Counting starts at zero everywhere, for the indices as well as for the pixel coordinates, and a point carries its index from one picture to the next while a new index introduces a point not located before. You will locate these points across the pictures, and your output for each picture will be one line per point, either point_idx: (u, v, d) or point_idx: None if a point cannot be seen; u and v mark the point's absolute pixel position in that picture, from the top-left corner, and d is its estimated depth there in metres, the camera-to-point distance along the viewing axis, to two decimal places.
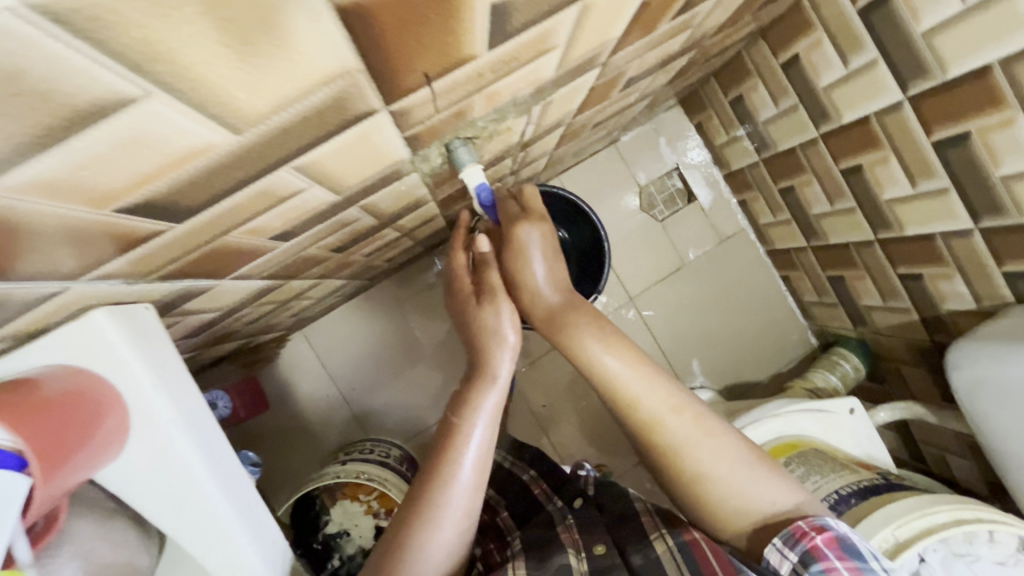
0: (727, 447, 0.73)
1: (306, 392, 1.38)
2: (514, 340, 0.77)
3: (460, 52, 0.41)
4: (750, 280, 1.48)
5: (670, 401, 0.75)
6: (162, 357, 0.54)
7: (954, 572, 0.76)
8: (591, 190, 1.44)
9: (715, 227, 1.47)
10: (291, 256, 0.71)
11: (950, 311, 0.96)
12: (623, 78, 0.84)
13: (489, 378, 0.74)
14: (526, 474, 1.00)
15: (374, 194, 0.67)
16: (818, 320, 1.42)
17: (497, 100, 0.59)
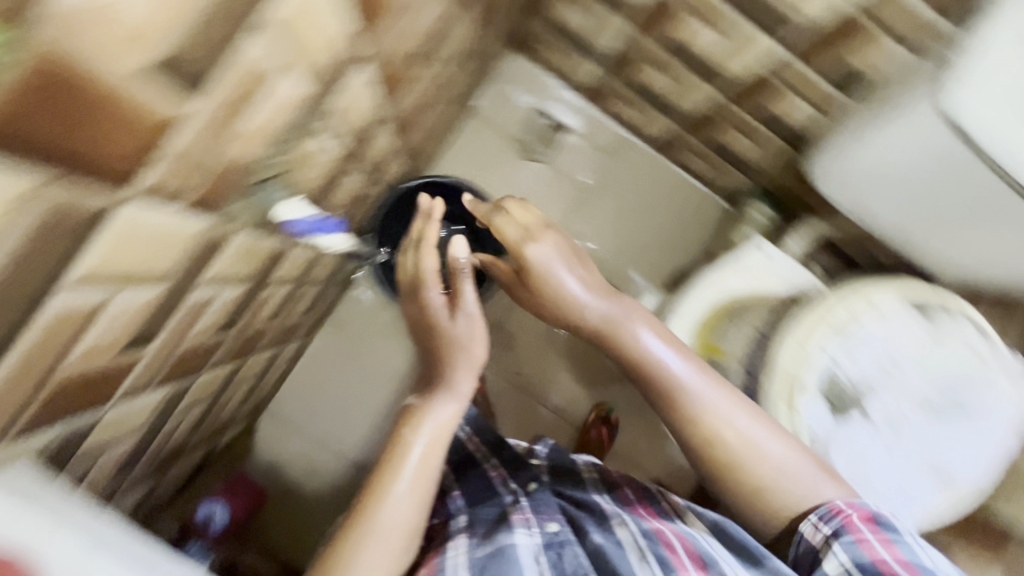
0: (751, 430, 0.87)
1: (299, 456, 1.46)
2: (477, 355, 0.93)
3: (149, 112, 0.36)
4: (659, 182, 1.55)
5: (697, 386, 0.89)
6: (50, 504, 0.56)
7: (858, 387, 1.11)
8: (480, 165, 1.51)
9: (598, 147, 1.52)
10: (171, 353, 0.67)
11: (887, 155, 1.02)
12: (403, 66, 0.80)
13: (447, 390, 0.90)
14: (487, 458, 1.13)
15: (208, 263, 0.60)
16: (716, 180, 1.49)
17: (250, 140, 0.50)
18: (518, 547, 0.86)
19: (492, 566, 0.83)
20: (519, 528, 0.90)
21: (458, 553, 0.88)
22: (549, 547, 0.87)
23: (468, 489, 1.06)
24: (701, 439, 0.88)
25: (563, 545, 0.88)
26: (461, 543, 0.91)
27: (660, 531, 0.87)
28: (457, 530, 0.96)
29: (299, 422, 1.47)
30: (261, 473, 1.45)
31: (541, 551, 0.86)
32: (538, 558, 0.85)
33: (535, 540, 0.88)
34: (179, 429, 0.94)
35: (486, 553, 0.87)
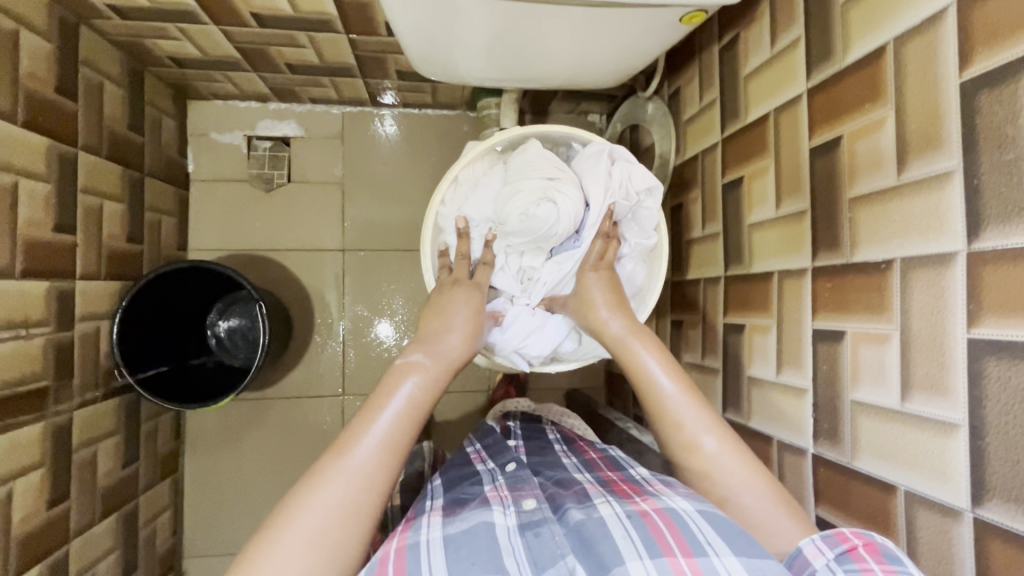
0: (795, 350, 0.68)
1: (231, 526, 1.29)
2: (629, 337, 0.70)
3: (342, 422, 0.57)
4: (445, 155, 1.38)
5: (779, 356, 0.71)
6: None
7: (742, 324, 0.80)
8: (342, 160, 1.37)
9: (443, 138, 1.38)
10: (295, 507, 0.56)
11: (743, 138, 0.80)
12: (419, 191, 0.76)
13: (677, 367, 0.67)
14: (551, 440, 0.85)
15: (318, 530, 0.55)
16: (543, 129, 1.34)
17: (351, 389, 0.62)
18: (575, 526, 0.56)
19: (535, 536, 0.56)
20: (571, 504, 0.61)
21: (484, 512, 0.59)
22: (632, 514, 0.56)
23: (527, 433, 0.89)
24: (680, 440, 0.62)
25: (643, 513, 0.55)
26: (495, 502, 0.63)
27: (647, 512, 0.56)
28: (483, 473, 0.72)
29: (215, 467, 1.29)
30: (192, 531, 1.27)
31: (623, 517, 0.55)
32: (621, 523, 0.54)
33: (613, 509, 0.58)
34: (26, 518, 0.80)
35: (522, 523, 0.59)
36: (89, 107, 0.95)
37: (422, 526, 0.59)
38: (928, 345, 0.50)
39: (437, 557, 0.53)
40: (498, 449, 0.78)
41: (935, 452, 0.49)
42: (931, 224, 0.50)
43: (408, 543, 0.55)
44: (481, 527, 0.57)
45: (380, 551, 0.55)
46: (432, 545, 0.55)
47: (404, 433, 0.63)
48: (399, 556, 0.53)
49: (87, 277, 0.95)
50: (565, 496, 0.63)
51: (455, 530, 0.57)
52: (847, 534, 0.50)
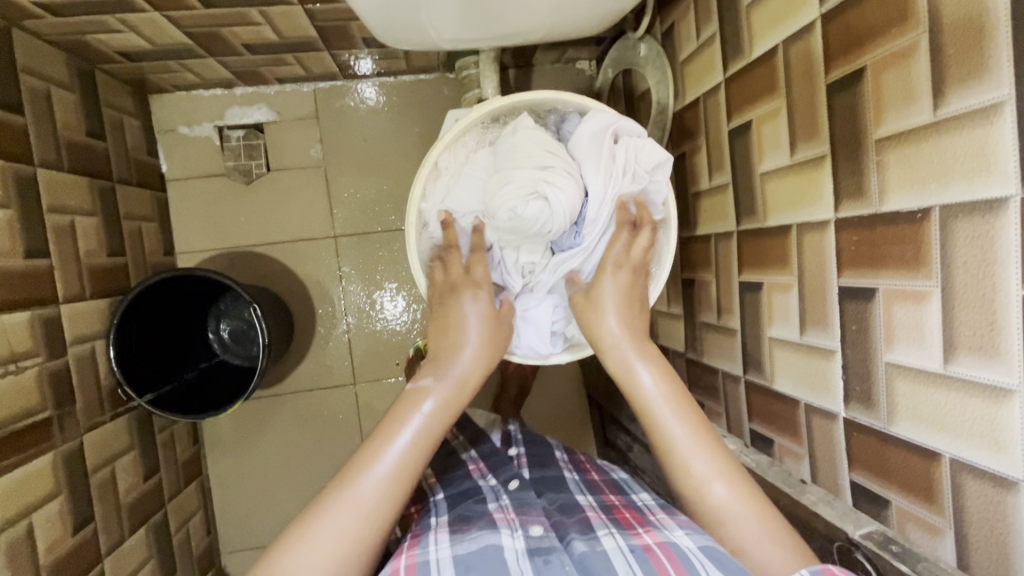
0: (818, 309, 0.63)
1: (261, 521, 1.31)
2: (641, 349, 0.69)
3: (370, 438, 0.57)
4: (428, 123, 1.30)
5: (802, 315, 0.66)
6: None
7: (759, 282, 0.75)
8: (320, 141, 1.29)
9: (424, 106, 1.29)
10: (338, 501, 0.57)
11: (749, 77, 0.72)
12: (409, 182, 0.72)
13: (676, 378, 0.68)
14: (552, 450, 0.86)
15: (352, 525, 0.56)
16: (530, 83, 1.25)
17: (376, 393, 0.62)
18: (580, 558, 0.59)
19: (545, 563, 0.58)
20: (575, 535, 0.63)
21: (492, 534, 0.62)
22: (635, 548, 0.58)
23: (529, 437, 0.89)
24: (677, 474, 0.62)
25: (646, 547, 0.58)
26: (501, 524, 0.65)
27: (649, 547, 0.58)
28: (485, 489, 0.74)
29: (237, 466, 1.30)
30: (224, 528, 1.30)
31: (625, 552, 0.58)
32: (625, 559, 0.57)
33: (616, 542, 0.60)
34: (51, 548, 0.80)
35: (530, 548, 0.61)
36: (39, 118, 0.88)
37: (431, 543, 0.61)
38: (976, 303, 0.44)
39: (448, 575, 0.56)
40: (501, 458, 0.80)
41: (985, 419, 0.45)
42: (975, 165, 0.43)
43: (418, 561, 0.58)
44: (491, 550, 0.59)
45: (390, 563, 0.59)
46: (443, 564, 0.58)
47: (428, 436, 0.62)
48: (410, 570, 0.57)
49: (72, 299, 0.91)
50: (570, 526, 0.66)
51: (465, 550, 0.60)
52: (835, 571, 0.47)
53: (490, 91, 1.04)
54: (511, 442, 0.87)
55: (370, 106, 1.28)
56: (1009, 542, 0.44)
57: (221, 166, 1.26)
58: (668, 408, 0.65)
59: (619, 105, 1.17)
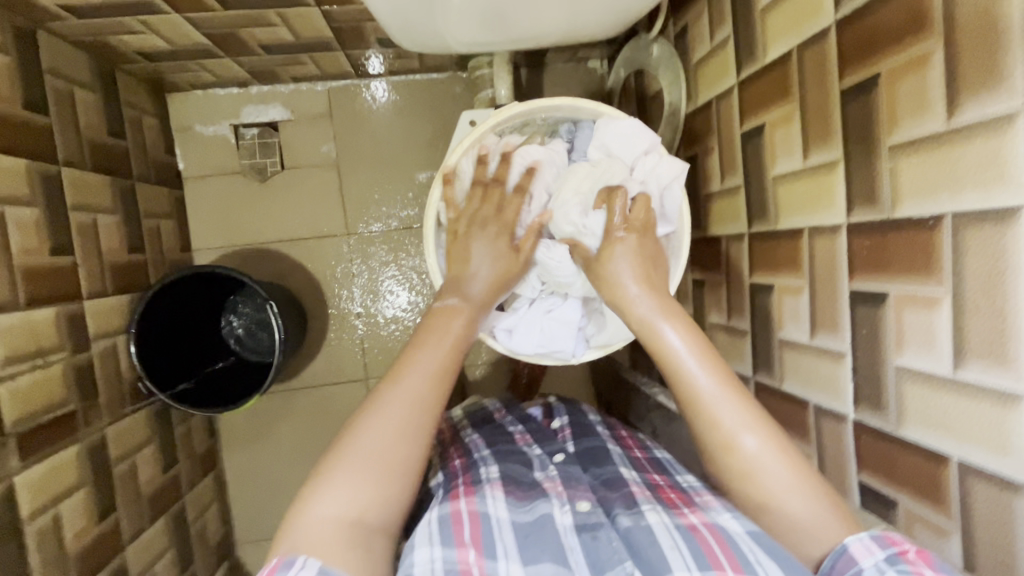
0: (828, 312, 0.64)
1: (272, 514, 1.33)
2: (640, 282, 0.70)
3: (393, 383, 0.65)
4: (440, 121, 1.31)
5: (814, 317, 0.67)
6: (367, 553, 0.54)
7: (769, 286, 0.76)
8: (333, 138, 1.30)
9: (436, 104, 1.30)
10: (351, 449, 0.60)
11: (760, 82, 0.73)
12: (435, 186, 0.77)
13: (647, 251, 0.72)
14: (588, 418, 0.88)
15: (365, 457, 0.60)
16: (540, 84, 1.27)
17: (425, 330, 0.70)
18: (626, 532, 0.62)
19: (593, 539, 0.61)
20: (620, 510, 0.66)
21: (544, 504, 0.64)
22: (681, 526, 0.60)
23: (570, 409, 0.91)
24: (683, 395, 0.64)
25: (692, 527, 0.60)
26: (552, 494, 0.67)
27: (695, 526, 0.60)
28: (533, 459, 0.76)
29: (251, 458, 1.33)
30: (239, 520, 1.33)
31: (671, 528, 0.60)
32: (669, 534, 0.59)
33: (661, 518, 0.63)
34: (75, 537, 0.82)
35: (579, 523, 0.63)
36: (63, 119, 0.90)
37: (488, 497, 0.65)
38: (986, 310, 0.45)
39: (506, 538, 0.60)
40: (546, 437, 0.83)
41: (992, 424, 0.46)
42: (988, 175, 0.44)
43: (478, 515, 0.62)
44: (547, 519, 0.62)
45: (450, 506, 0.63)
46: (502, 524, 0.61)
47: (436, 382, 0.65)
48: (473, 519, 0.61)
49: (94, 296, 0.93)
50: (615, 501, 0.68)
51: (522, 517, 0.63)
52: (898, 539, 0.51)
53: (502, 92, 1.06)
54: (554, 416, 0.90)
55: (383, 105, 1.29)
56: (1014, 545, 0.45)
57: (238, 164, 1.27)
58: (670, 325, 0.67)
59: (630, 103, 1.17)
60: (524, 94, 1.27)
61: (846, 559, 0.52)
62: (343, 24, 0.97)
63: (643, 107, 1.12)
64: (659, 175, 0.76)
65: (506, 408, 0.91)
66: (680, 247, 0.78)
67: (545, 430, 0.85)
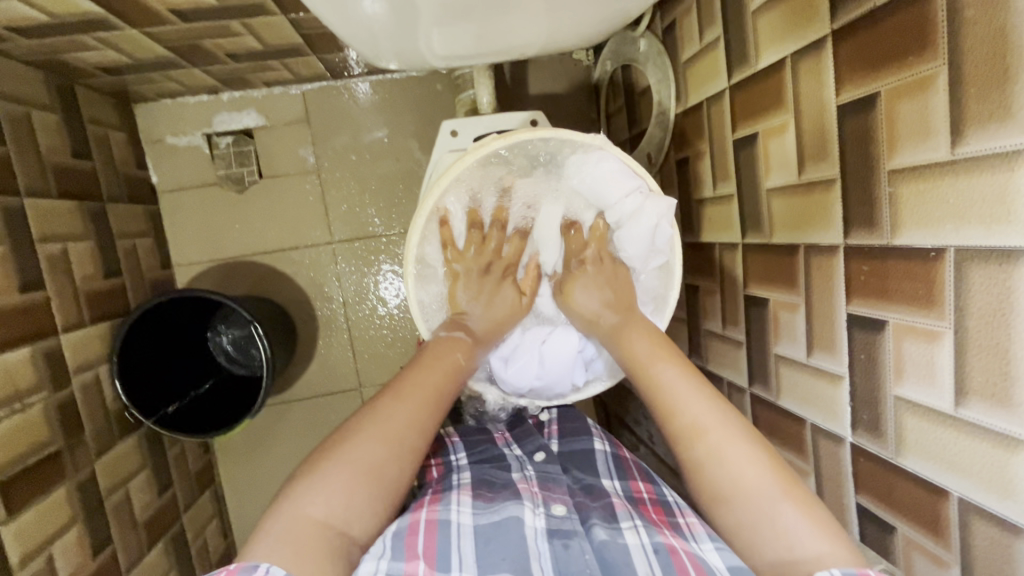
0: (825, 333, 0.62)
1: None
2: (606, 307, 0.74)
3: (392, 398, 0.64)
4: (422, 122, 1.26)
5: (811, 336, 0.65)
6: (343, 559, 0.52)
7: (764, 300, 0.74)
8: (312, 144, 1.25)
9: (417, 103, 1.25)
10: (342, 457, 0.57)
11: (752, 90, 0.70)
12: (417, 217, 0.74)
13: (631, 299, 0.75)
14: (586, 419, 0.86)
15: (354, 468, 0.57)
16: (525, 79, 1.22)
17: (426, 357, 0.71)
18: (601, 547, 0.60)
19: (565, 547, 0.60)
20: (598, 521, 0.65)
21: (515, 507, 0.63)
22: (659, 548, 0.58)
23: (562, 410, 0.88)
24: (662, 408, 0.63)
25: (670, 548, 0.58)
26: (526, 497, 0.67)
27: (676, 548, 0.58)
28: (511, 458, 0.77)
29: (248, 472, 1.32)
30: (240, 532, 1.33)
31: (648, 551, 0.58)
32: (646, 558, 0.58)
33: (639, 538, 0.61)
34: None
35: (550, 528, 0.63)
36: (21, 145, 0.85)
37: (453, 504, 0.64)
38: (990, 349, 0.44)
39: (466, 545, 0.59)
40: (525, 432, 0.81)
41: (993, 464, 0.45)
42: (993, 211, 0.42)
43: (438, 520, 0.61)
44: (512, 523, 0.61)
45: (409, 516, 0.61)
46: (463, 531, 0.60)
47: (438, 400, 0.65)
48: (429, 529, 0.60)
49: (71, 328, 0.90)
50: (593, 509, 0.67)
51: (486, 521, 0.62)
52: (869, 574, 0.44)
53: (485, 98, 1.00)
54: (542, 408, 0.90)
55: (362, 106, 1.24)
56: None
57: (213, 175, 1.23)
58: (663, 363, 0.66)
59: (618, 98, 1.13)
60: (507, 90, 1.22)
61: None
62: (314, 31, 0.92)
63: (632, 104, 1.07)
64: (645, 222, 0.74)
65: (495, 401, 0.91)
66: (671, 282, 0.77)
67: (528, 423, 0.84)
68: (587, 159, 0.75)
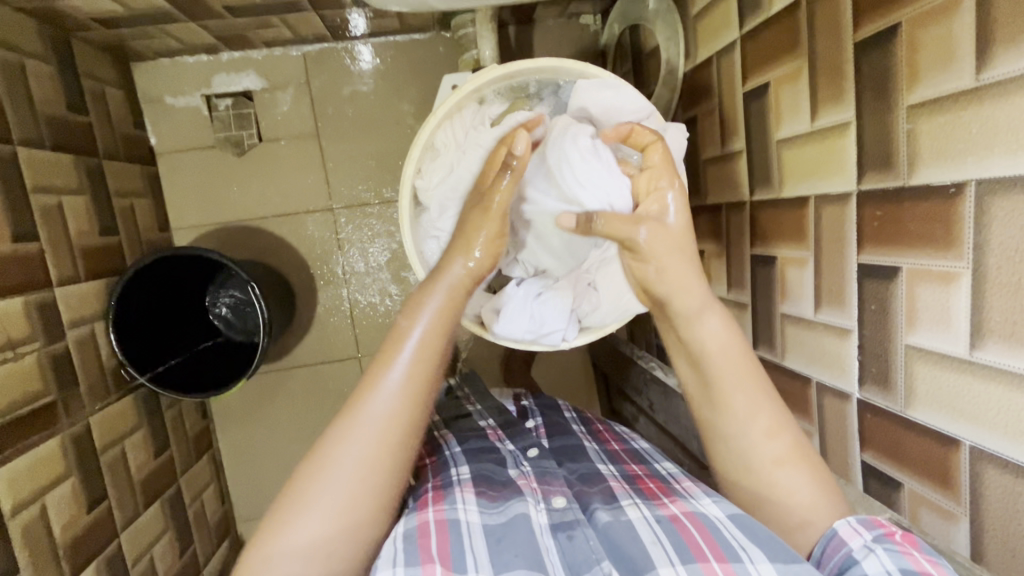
0: (835, 285, 0.60)
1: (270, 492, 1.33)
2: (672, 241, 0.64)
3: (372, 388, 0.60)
4: (424, 86, 1.23)
5: (819, 290, 0.63)
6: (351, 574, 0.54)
7: (771, 258, 0.72)
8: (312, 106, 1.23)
9: (420, 67, 1.23)
10: (329, 467, 0.57)
11: (765, 36, 0.67)
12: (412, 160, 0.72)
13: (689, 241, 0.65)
14: (569, 421, 0.86)
15: (343, 477, 0.56)
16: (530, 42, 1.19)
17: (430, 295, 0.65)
18: (604, 529, 0.60)
19: (569, 538, 0.59)
20: (599, 505, 0.64)
21: (519, 504, 0.63)
22: (662, 519, 0.59)
23: (545, 409, 0.89)
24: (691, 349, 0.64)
25: (672, 518, 0.58)
26: (527, 494, 0.67)
27: (677, 517, 0.59)
28: (506, 453, 0.76)
29: (246, 438, 1.32)
30: (238, 498, 1.33)
31: (652, 523, 0.58)
32: (651, 529, 0.57)
33: (642, 512, 0.61)
34: (65, 527, 0.81)
35: (553, 523, 0.62)
36: (14, 93, 0.84)
37: (459, 502, 0.63)
38: (1011, 287, 0.41)
39: (477, 542, 0.58)
40: (516, 429, 0.81)
41: (1010, 409, 0.43)
42: (1020, 138, 0.39)
43: (446, 518, 0.60)
44: (520, 520, 0.60)
45: (417, 518, 0.60)
46: (472, 529, 0.60)
47: (399, 412, 0.59)
48: (440, 528, 0.58)
49: (66, 282, 0.89)
50: (593, 495, 0.66)
51: (494, 520, 0.61)
52: (886, 521, 0.52)
53: (488, 52, 0.98)
54: (528, 416, 0.88)
55: (363, 69, 1.22)
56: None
57: (211, 136, 1.21)
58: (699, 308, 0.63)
59: (625, 60, 1.10)
60: (512, 54, 1.19)
61: (837, 542, 0.53)
62: None
63: (639, 65, 1.05)
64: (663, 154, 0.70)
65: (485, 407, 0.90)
66: (676, 224, 0.75)
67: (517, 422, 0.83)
68: (600, 83, 0.71)
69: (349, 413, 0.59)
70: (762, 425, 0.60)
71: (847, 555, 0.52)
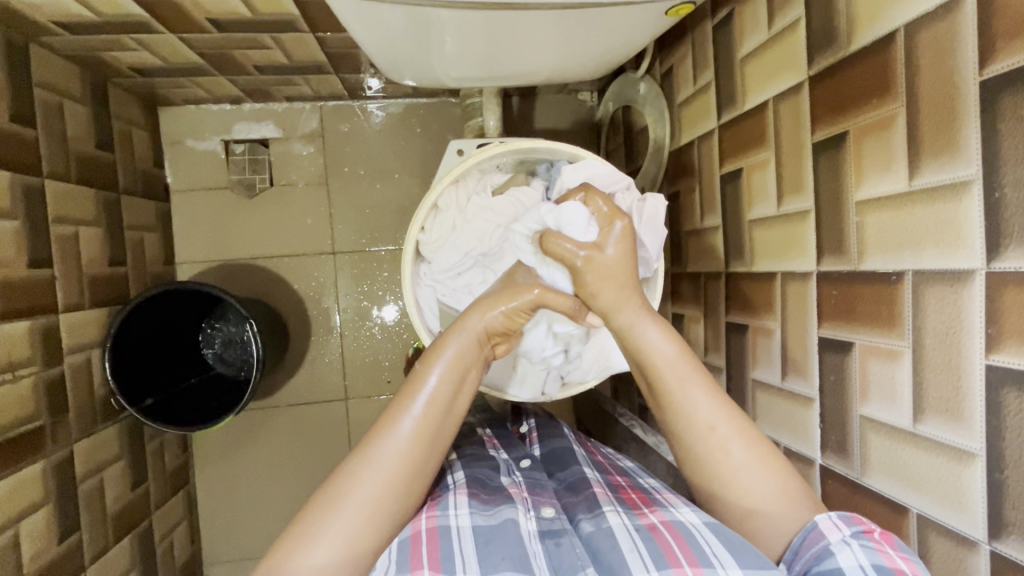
0: (799, 355, 0.65)
1: (243, 532, 1.30)
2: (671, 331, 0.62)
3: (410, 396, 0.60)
4: (430, 144, 1.32)
5: (787, 357, 0.67)
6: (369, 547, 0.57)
7: (742, 327, 0.77)
8: (322, 156, 1.30)
9: (427, 127, 1.32)
10: (369, 468, 0.57)
11: (737, 129, 0.75)
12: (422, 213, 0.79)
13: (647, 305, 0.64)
14: (560, 427, 0.89)
15: (377, 473, 0.57)
16: (530, 114, 1.29)
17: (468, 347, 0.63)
18: (589, 539, 0.61)
19: (556, 546, 0.61)
20: (583, 515, 0.65)
21: (509, 510, 0.63)
22: (641, 528, 0.60)
23: (540, 418, 0.93)
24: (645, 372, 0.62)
25: (652, 527, 0.59)
26: (517, 500, 0.67)
27: (655, 525, 0.60)
28: (499, 461, 0.78)
29: (223, 473, 1.30)
30: (207, 537, 1.30)
31: (632, 530, 0.59)
32: (630, 536, 0.58)
33: (622, 519, 0.62)
34: (34, 555, 0.80)
35: (542, 530, 0.63)
36: (50, 131, 0.90)
37: (451, 507, 0.63)
38: (943, 368, 0.46)
39: (467, 548, 0.58)
40: (513, 442, 0.85)
41: (949, 481, 0.47)
42: (948, 240, 0.46)
43: (439, 526, 0.60)
44: (508, 524, 0.61)
45: (410, 527, 0.60)
46: (463, 534, 0.60)
47: (445, 406, 0.60)
48: (431, 537, 0.58)
49: (71, 309, 0.93)
50: (578, 504, 0.68)
51: (484, 522, 0.62)
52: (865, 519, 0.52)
53: (492, 122, 1.07)
54: (523, 423, 0.93)
55: (374, 128, 1.31)
56: None
57: (225, 177, 1.27)
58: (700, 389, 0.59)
59: (617, 134, 1.20)
60: (514, 122, 1.29)
61: (814, 535, 0.52)
62: (339, 54, 1.00)
63: (628, 139, 1.14)
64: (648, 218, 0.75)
65: (479, 419, 0.96)
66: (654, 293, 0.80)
67: (512, 439, 0.87)
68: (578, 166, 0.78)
69: (377, 433, 0.59)
70: (770, 481, 0.56)
71: (824, 547, 0.51)
